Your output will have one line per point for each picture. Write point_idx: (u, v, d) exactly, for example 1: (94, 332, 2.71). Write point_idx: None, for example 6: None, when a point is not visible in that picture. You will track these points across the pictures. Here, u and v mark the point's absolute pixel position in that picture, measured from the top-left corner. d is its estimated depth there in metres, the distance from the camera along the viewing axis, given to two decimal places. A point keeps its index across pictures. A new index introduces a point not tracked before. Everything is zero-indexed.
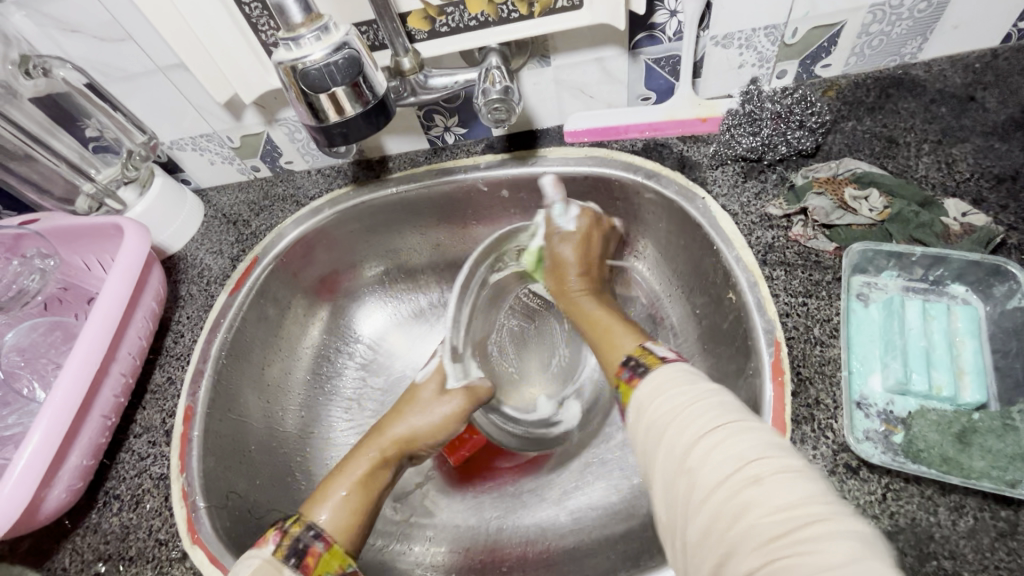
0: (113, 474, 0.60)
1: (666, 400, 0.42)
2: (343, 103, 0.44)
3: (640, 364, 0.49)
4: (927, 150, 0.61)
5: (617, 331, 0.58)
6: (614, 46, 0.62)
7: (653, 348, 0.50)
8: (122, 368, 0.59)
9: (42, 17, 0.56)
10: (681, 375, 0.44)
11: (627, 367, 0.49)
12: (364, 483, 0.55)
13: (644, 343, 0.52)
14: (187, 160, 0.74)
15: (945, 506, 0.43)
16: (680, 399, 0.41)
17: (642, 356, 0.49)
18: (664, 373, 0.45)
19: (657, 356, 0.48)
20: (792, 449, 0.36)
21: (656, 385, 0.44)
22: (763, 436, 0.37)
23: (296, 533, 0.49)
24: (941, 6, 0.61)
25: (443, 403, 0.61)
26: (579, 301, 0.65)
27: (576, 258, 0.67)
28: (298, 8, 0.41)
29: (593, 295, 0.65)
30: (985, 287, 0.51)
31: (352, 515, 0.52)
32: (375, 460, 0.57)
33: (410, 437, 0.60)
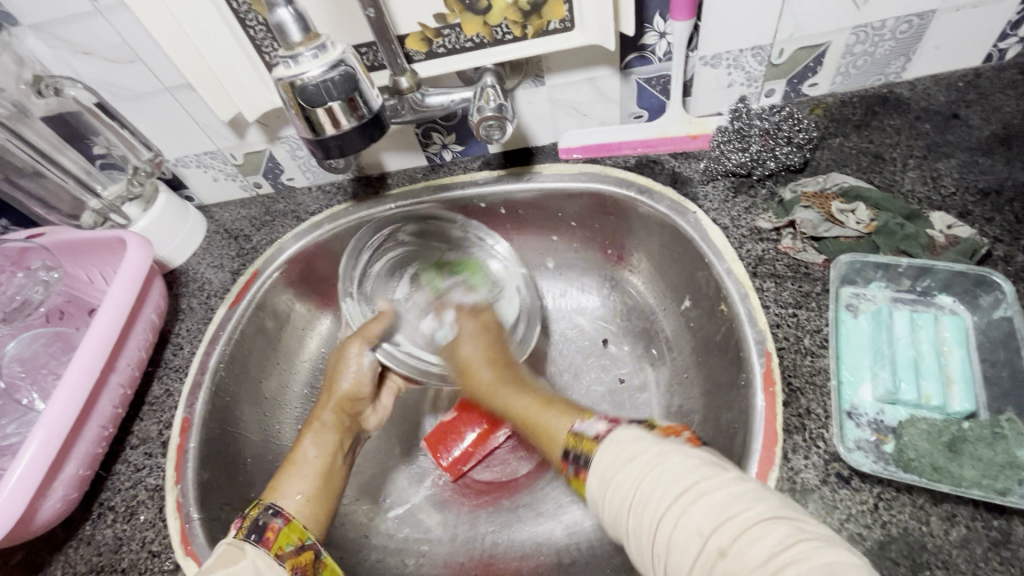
0: (108, 485, 0.60)
1: (618, 480, 0.40)
2: (339, 117, 0.45)
3: (579, 455, 0.44)
4: (913, 165, 0.62)
5: (546, 413, 0.50)
6: (605, 66, 0.64)
7: (583, 427, 0.45)
8: (121, 379, 0.60)
9: (55, 40, 0.58)
10: (627, 445, 0.42)
11: (568, 461, 0.44)
12: (320, 461, 0.58)
13: (573, 424, 0.46)
14: (191, 177, 0.76)
15: (937, 515, 0.43)
16: (634, 474, 0.40)
17: (576, 443, 0.44)
18: (604, 464, 0.42)
19: (590, 440, 0.43)
20: (752, 495, 0.36)
21: (604, 465, 0.42)
22: (723, 491, 0.36)
23: (255, 515, 0.51)
24: (922, 28, 0.63)
25: (352, 352, 0.63)
26: (504, 397, 0.55)
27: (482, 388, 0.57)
28: (298, 28, 0.43)
29: (505, 382, 0.56)
30: (971, 297, 0.52)
31: (312, 487, 0.56)
32: (316, 430, 0.60)
33: (338, 397, 0.62)
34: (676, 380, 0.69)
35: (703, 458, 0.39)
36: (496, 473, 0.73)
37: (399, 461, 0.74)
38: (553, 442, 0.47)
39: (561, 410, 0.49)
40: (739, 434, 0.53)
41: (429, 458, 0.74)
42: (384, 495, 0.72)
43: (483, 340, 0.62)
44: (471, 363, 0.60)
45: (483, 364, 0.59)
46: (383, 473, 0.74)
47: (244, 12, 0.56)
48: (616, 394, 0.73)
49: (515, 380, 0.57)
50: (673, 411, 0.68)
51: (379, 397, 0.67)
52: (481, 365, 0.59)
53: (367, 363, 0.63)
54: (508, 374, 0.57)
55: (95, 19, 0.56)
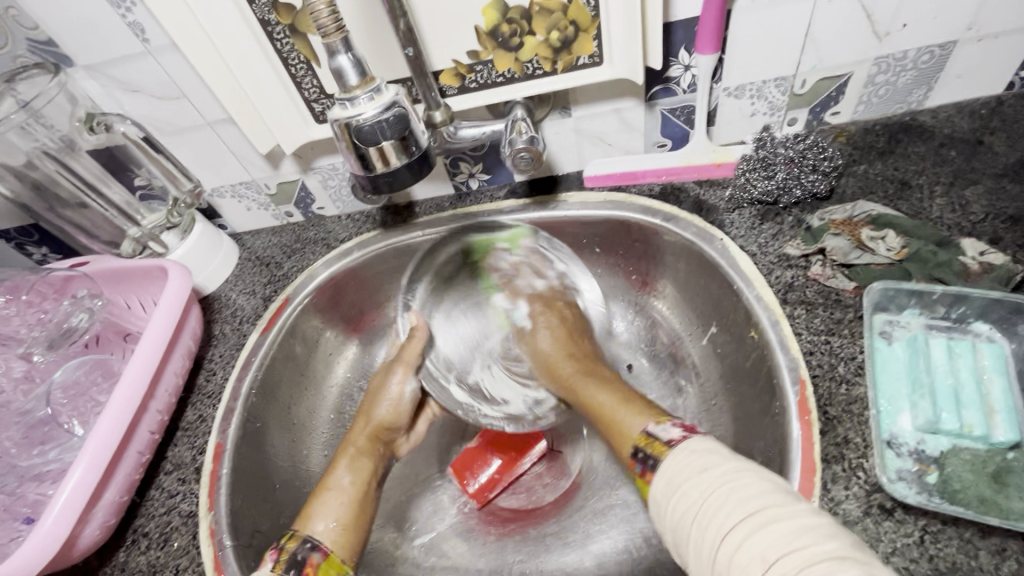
0: (142, 511, 0.61)
1: (688, 488, 0.42)
2: (390, 156, 0.47)
3: (648, 455, 0.47)
4: (940, 192, 0.63)
5: (623, 413, 0.53)
6: (631, 98, 0.66)
7: (656, 430, 0.48)
8: (159, 405, 0.61)
9: (107, 80, 0.62)
10: (697, 459, 0.43)
11: (637, 459, 0.48)
12: (354, 488, 0.60)
13: (645, 425, 0.49)
14: (226, 207, 0.78)
15: (986, 549, 0.42)
16: (703, 486, 0.41)
17: (648, 444, 0.48)
18: (671, 467, 0.44)
19: (662, 443, 0.46)
20: (824, 531, 0.36)
21: (673, 474, 0.44)
22: (792, 518, 0.37)
23: (292, 548, 0.53)
24: (944, 58, 0.64)
25: (393, 379, 0.65)
26: (584, 389, 0.60)
27: (555, 355, 0.67)
28: (355, 72, 0.45)
29: (584, 375, 0.62)
30: (1008, 325, 0.52)
31: (345, 513, 0.57)
32: (350, 458, 0.62)
33: (376, 424, 0.64)
34: (704, 407, 0.69)
35: (775, 485, 0.40)
36: (521, 501, 0.73)
37: (425, 488, 0.74)
38: (625, 437, 0.51)
39: (636, 414, 0.51)
40: (774, 464, 0.53)
41: (455, 485, 0.74)
42: (411, 521, 0.72)
43: (557, 334, 0.69)
44: (550, 356, 0.67)
45: (563, 359, 0.66)
46: (407, 499, 0.73)
47: (287, 52, 0.58)
48: None
49: (593, 372, 0.62)
50: None
51: (412, 424, 0.70)
52: (563, 360, 0.66)
53: (408, 392, 0.65)
54: (594, 372, 0.62)
55: (147, 59, 0.59)
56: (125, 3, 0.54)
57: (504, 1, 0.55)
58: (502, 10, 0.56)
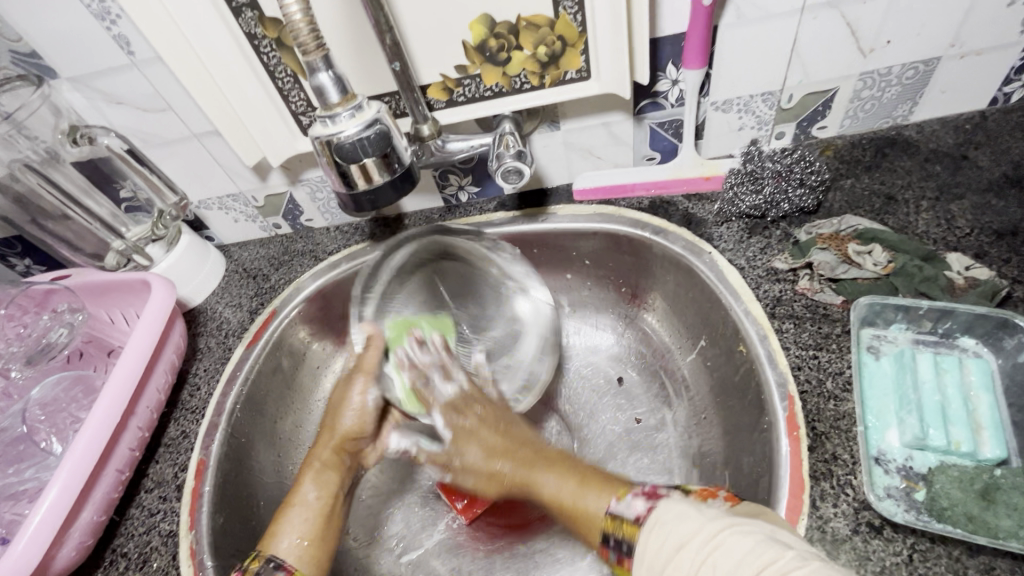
0: (122, 530, 0.59)
1: (673, 571, 0.37)
2: (372, 173, 0.47)
3: (620, 540, 0.41)
4: (926, 207, 0.63)
5: (589, 491, 0.46)
6: (619, 112, 0.66)
7: (619, 508, 0.42)
8: (140, 422, 0.60)
9: (91, 91, 0.61)
10: (673, 532, 0.38)
11: (609, 548, 0.42)
12: (318, 505, 0.57)
13: (609, 505, 0.43)
14: (212, 219, 0.78)
15: (974, 568, 0.42)
16: (692, 560, 0.36)
17: (616, 527, 0.42)
18: (648, 551, 0.39)
19: (631, 523, 0.41)
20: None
21: (654, 553, 0.38)
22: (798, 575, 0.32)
23: (255, 568, 0.50)
24: (927, 74, 0.65)
25: (353, 391, 0.61)
26: (534, 476, 0.51)
27: (498, 473, 0.55)
28: (337, 89, 0.45)
29: (527, 467, 0.52)
30: (995, 340, 0.52)
31: (308, 530, 0.55)
32: (316, 471, 0.59)
33: (338, 437, 0.61)
34: (694, 421, 0.68)
35: (768, 536, 0.35)
36: (508, 516, 0.71)
37: (413, 504, 0.73)
38: (589, 520, 0.44)
39: (597, 492, 0.45)
40: (763, 481, 0.52)
41: (443, 501, 0.73)
42: (398, 537, 0.71)
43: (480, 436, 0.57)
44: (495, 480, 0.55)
45: (495, 462, 0.55)
46: (394, 515, 0.72)
47: (274, 65, 0.58)
48: (633, 434, 0.72)
49: (546, 459, 0.52)
50: (692, 453, 0.67)
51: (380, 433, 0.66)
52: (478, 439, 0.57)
53: (370, 402, 0.61)
54: (532, 451, 0.53)
55: (131, 72, 0.59)
56: (109, 16, 0.54)
57: (491, 16, 0.55)
58: (490, 25, 0.56)
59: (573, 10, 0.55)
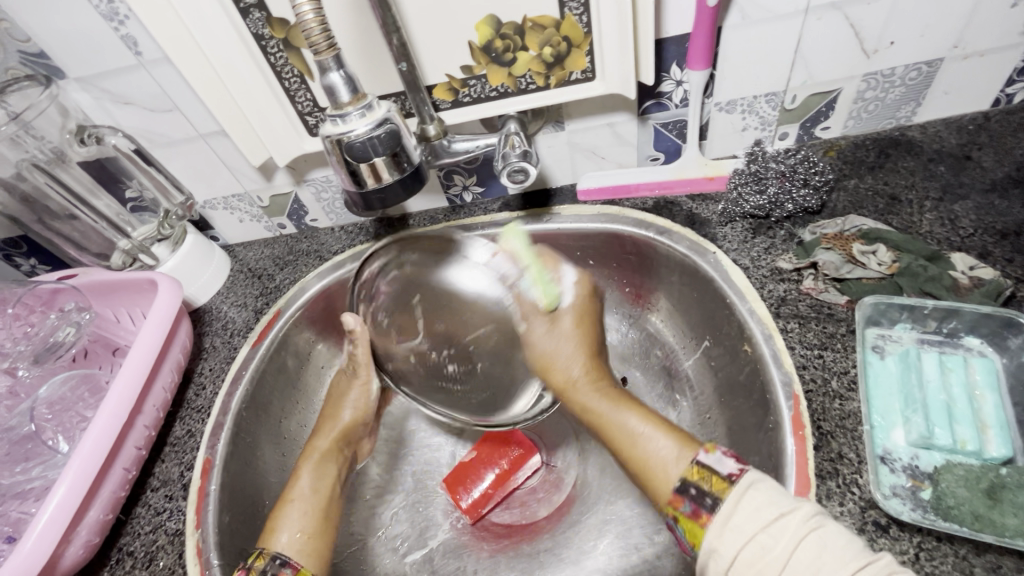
0: (128, 529, 0.59)
1: (754, 547, 0.40)
2: (381, 171, 0.47)
3: (703, 491, 0.44)
4: (930, 207, 0.63)
5: (665, 449, 0.49)
6: (623, 112, 0.66)
7: (706, 461, 0.46)
8: (146, 421, 0.60)
9: (99, 92, 0.61)
10: (768, 501, 0.42)
11: (687, 496, 0.45)
12: (318, 493, 0.59)
13: (694, 456, 0.47)
14: (217, 219, 0.78)
15: (981, 567, 0.42)
16: (782, 542, 0.39)
17: (704, 478, 0.45)
18: (738, 510, 0.42)
19: (722, 478, 0.44)
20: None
21: (734, 518, 0.42)
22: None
23: (261, 566, 0.51)
24: (930, 74, 0.65)
25: (353, 389, 0.65)
26: (607, 417, 0.54)
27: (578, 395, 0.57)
28: (347, 89, 0.45)
29: (596, 390, 0.57)
30: (999, 339, 0.52)
31: (308, 522, 0.57)
32: (316, 462, 0.62)
33: (337, 434, 0.64)
34: (699, 421, 0.68)
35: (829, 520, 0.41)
36: (512, 516, 0.72)
37: (417, 503, 0.73)
38: (663, 471, 0.48)
39: (674, 443, 0.49)
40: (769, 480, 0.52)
41: (447, 500, 0.73)
42: (401, 536, 0.71)
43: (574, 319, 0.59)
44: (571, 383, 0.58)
45: (579, 386, 0.58)
46: (399, 514, 0.73)
47: (281, 66, 0.59)
48: None
49: (619, 400, 0.56)
50: None
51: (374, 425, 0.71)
52: (569, 358, 0.58)
53: (372, 394, 0.66)
54: (602, 385, 0.58)
55: (140, 72, 0.59)
56: (117, 16, 0.54)
57: (497, 17, 0.56)
58: (495, 25, 0.56)
59: (578, 11, 0.55)
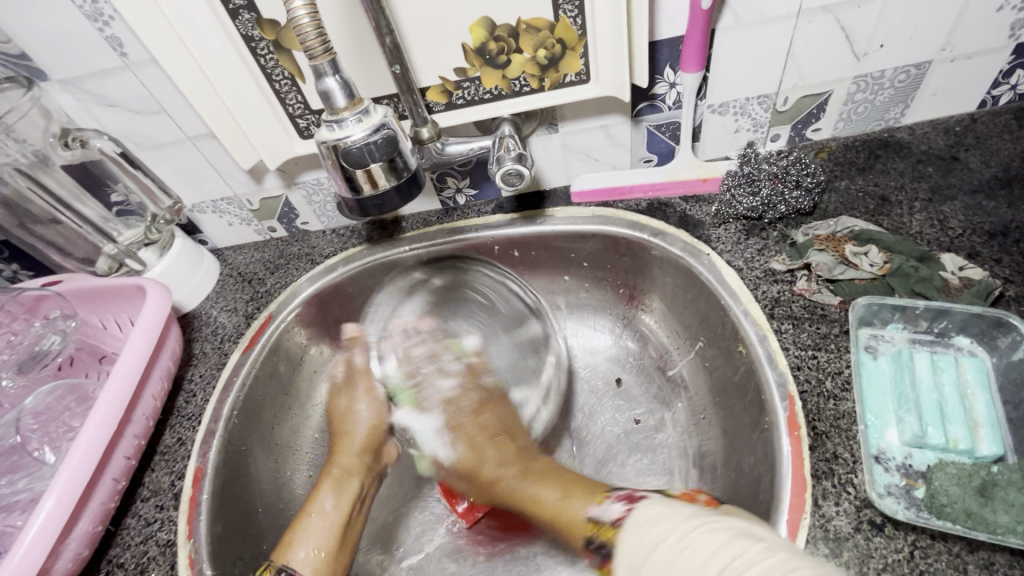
0: (117, 540, 0.58)
1: (658, 548, 0.40)
2: (378, 178, 0.47)
3: (598, 541, 0.46)
4: (919, 208, 0.64)
5: (570, 498, 0.52)
6: (617, 114, 0.66)
7: (598, 512, 0.48)
8: (136, 430, 0.59)
9: (83, 94, 0.60)
10: (660, 518, 0.42)
11: (592, 551, 0.47)
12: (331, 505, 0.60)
13: (590, 509, 0.49)
14: (206, 222, 0.76)
15: (974, 564, 0.43)
16: (672, 537, 0.40)
17: (597, 530, 0.47)
18: (627, 549, 0.43)
19: (608, 525, 0.46)
20: (803, 556, 0.35)
21: (644, 533, 0.42)
22: (765, 560, 0.35)
23: None
24: (918, 77, 0.66)
25: (360, 403, 0.65)
26: (525, 491, 0.56)
27: (490, 465, 0.58)
28: (344, 94, 0.45)
29: (523, 476, 0.57)
30: (989, 338, 0.53)
31: (322, 541, 0.57)
32: (336, 479, 0.62)
33: (345, 457, 0.63)
34: (693, 421, 0.68)
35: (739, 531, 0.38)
36: (508, 521, 0.71)
37: (413, 507, 0.73)
38: (572, 526, 0.50)
39: (581, 496, 0.51)
40: (765, 481, 0.53)
41: (443, 504, 0.73)
42: (397, 541, 0.70)
43: (464, 446, 0.59)
44: (470, 467, 0.59)
45: (503, 469, 0.57)
46: (397, 521, 0.72)
47: (271, 68, 0.58)
48: (632, 435, 0.72)
49: (533, 474, 0.57)
50: (692, 454, 0.67)
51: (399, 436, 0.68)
52: (487, 458, 0.58)
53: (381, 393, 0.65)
54: (530, 468, 0.58)
55: (125, 74, 0.58)
56: (102, 17, 0.53)
57: (491, 19, 0.55)
58: (490, 28, 0.56)
59: (572, 14, 0.55)
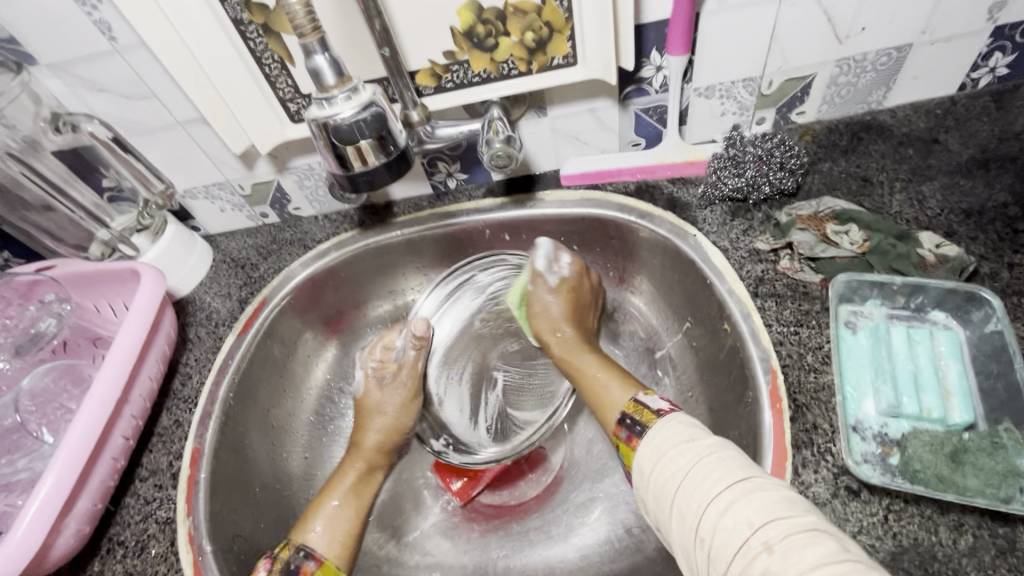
0: (117, 520, 0.59)
1: (669, 461, 0.45)
2: (367, 155, 0.48)
3: (636, 421, 0.51)
4: (899, 188, 0.66)
5: (612, 388, 0.58)
6: (605, 97, 0.67)
7: (647, 401, 0.53)
8: (133, 410, 0.60)
9: (72, 78, 0.60)
10: (683, 431, 0.47)
11: (624, 426, 0.52)
12: (353, 496, 0.61)
13: (636, 396, 0.54)
14: (198, 208, 0.77)
15: (944, 525, 0.45)
16: (686, 457, 0.44)
17: (638, 411, 0.52)
18: (661, 432, 0.48)
19: (652, 412, 0.50)
20: (800, 504, 0.39)
21: (659, 440, 0.47)
22: (770, 492, 0.39)
23: (286, 556, 0.54)
24: (900, 60, 0.67)
25: (393, 397, 0.66)
26: (579, 364, 0.63)
27: (557, 322, 0.66)
28: (332, 72, 0.45)
29: (585, 352, 0.64)
30: (963, 312, 0.55)
31: (342, 530, 0.57)
32: (361, 473, 0.63)
33: (368, 451, 0.64)
34: (681, 399, 0.70)
35: (755, 465, 0.43)
36: (501, 497, 0.73)
37: (408, 487, 0.74)
38: (614, 408, 0.55)
39: (623, 387, 0.57)
40: (748, 453, 0.54)
41: (437, 483, 0.74)
42: (392, 519, 0.72)
43: (566, 296, 0.68)
44: (554, 314, 0.67)
45: (566, 327, 0.66)
46: (392, 500, 0.74)
47: (261, 51, 0.58)
48: None
49: (594, 353, 0.64)
50: None
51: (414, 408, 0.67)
52: (562, 326, 0.66)
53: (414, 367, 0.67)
54: (592, 348, 0.65)
55: (114, 58, 0.58)
56: (90, 0, 0.53)
57: (478, 3, 0.56)
58: (477, 11, 0.56)
59: None
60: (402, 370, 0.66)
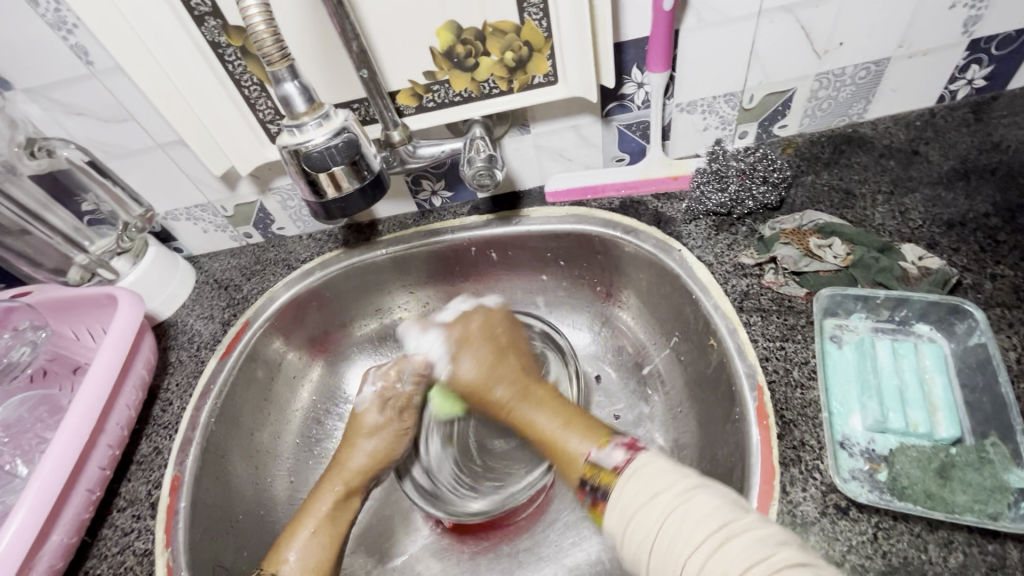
0: (93, 552, 0.57)
1: (638, 523, 0.42)
2: (341, 180, 0.48)
3: (596, 485, 0.47)
4: (882, 200, 0.66)
5: (564, 435, 0.53)
6: (588, 114, 0.67)
7: (602, 457, 0.48)
8: (109, 440, 0.59)
9: (48, 102, 0.59)
10: (648, 487, 0.43)
11: (586, 491, 0.48)
12: (328, 523, 0.60)
13: (589, 454, 0.49)
14: (180, 230, 0.76)
15: (934, 543, 0.44)
16: (662, 507, 0.41)
17: (594, 474, 0.48)
18: (621, 498, 0.44)
19: (609, 471, 0.47)
20: (780, 539, 0.38)
21: (624, 504, 0.43)
22: (747, 535, 0.38)
23: None
24: (878, 73, 0.68)
25: (386, 419, 0.66)
26: (524, 414, 0.58)
27: (484, 376, 0.63)
28: (303, 99, 0.45)
29: (522, 399, 0.59)
30: (947, 325, 0.55)
31: (315, 560, 0.57)
32: (338, 497, 0.62)
33: (350, 473, 0.63)
34: (670, 415, 0.70)
35: (727, 500, 0.41)
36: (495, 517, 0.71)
37: (396, 511, 0.73)
38: (571, 466, 0.50)
39: (577, 436, 0.52)
40: (737, 471, 0.54)
41: None
42: (379, 542, 0.71)
43: (476, 353, 0.65)
44: (473, 383, 0.63)
45: (490, 379, 0.62)
46: (380, 524, 0.72)
47: (240, 74, 0.58)
48: None
49: (533, 397, 0.59)
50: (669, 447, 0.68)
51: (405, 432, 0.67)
52: (496, 378, 0.62)
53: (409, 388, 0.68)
54: (533, 392, 0.60)
55: (90, 82, 0.58)
56: (66, 26, 0.53)
57: (457, 23, 0.56)
58: (457, 31, 0.57)
59: (538, 17, 0.56)
60: (405, 403, 0.67)
